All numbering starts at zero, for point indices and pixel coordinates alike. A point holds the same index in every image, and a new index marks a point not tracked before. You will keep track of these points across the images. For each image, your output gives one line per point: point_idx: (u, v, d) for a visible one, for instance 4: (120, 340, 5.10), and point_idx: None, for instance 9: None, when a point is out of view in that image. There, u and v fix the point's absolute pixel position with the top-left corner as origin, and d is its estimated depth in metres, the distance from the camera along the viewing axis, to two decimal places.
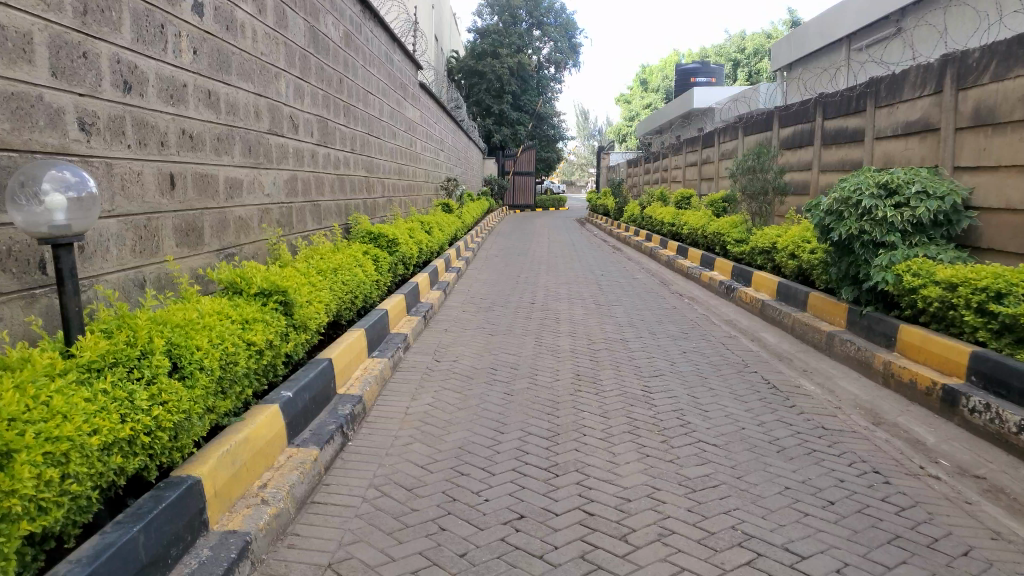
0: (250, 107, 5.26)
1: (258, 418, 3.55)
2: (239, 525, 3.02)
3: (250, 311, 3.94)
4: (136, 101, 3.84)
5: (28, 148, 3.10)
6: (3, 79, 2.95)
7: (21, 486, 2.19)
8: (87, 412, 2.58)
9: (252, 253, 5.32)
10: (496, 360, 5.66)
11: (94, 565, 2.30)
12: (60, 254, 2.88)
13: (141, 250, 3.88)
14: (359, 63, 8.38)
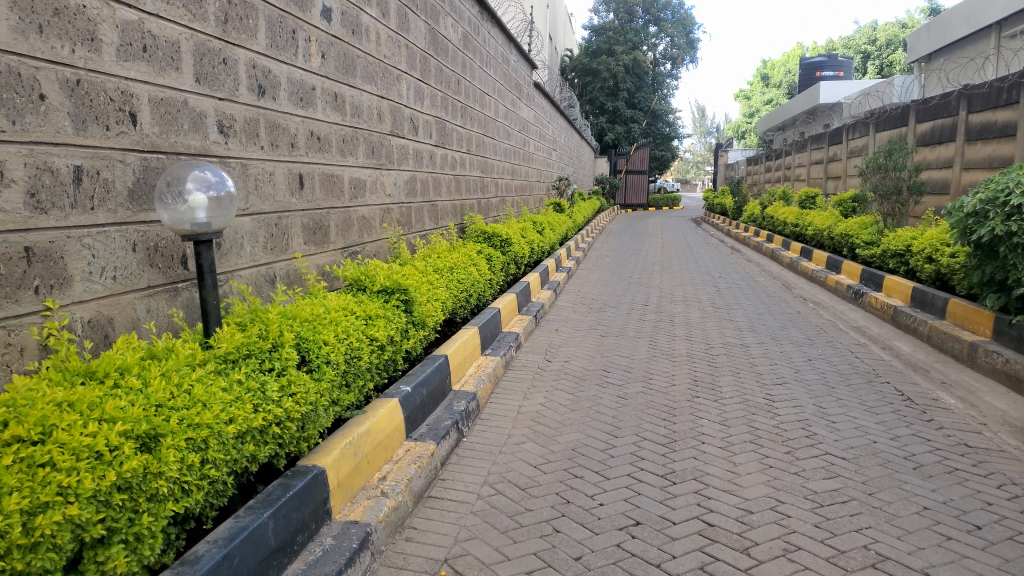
0: (374, 109, 5.41)
1: (379, 412, 3.64)
2: (360, 517, 3.10)
3: (372, 307, 4.05)
4: (269, 104, 4.02)
5: (174, 150, 3.30)
6: (153, 86, 3.16)
7: (167, 468, 2.33)
8: (224, 401, 2.71)
9: (374, 252, 5.47)
10: (610, 362, 5.59)
11: (230, 547, 2.41)
12: (201, 251, 3.05)
13: (272, 247, 4.07)
14: (476, 64, 8.49)
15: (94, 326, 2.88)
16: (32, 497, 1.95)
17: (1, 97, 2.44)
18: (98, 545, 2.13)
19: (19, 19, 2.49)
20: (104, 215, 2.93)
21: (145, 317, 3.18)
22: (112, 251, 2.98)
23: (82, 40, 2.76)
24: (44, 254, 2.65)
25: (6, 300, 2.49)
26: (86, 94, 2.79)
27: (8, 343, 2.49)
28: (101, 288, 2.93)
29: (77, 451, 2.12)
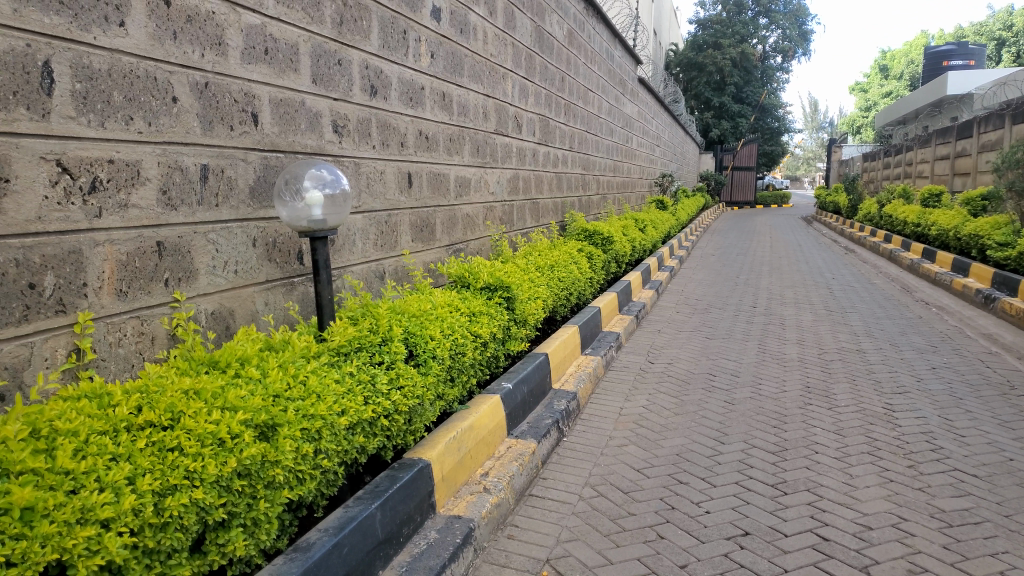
0: (480, 108, 5.46)
1: (482, 407, 3.66)
2: (464, 511, 3.12)
3: (476, 304, 4.07)
4: (381, 104, 4.11)
5: (292, 149, 3.42)
6: (274, 87, 3.29)
7: (284, 457, 2.41)
8: (337, 393, 2.78)
9: (477, 249, 5.51)
10: (716, 365, 5.42)
11: (339, 536, 2.48)
12: (317, 247, 3.15)
13: (382, 244, 4.15)
14: (580, 60, 8.44)
15: (217, 317, 3.03)
16: (162, 479, 2.06)
17: (139, 101, 2.61)
18: (220, 527, 2.23)
19: (156, 26, 2.65)
20: (228, 211, 3.06)
21: (263, 310, 3.32)
22: (234, 246, 3.12)
23: (211, 45, 2.90)
24: (174, 248, 2.80)
25: (139, 291, 2.66)
26: (213, 95, 2.94)
27: (141, 332, 2.66)
28: (224, 281, 3.07)
29: (202, 438, 2.23)
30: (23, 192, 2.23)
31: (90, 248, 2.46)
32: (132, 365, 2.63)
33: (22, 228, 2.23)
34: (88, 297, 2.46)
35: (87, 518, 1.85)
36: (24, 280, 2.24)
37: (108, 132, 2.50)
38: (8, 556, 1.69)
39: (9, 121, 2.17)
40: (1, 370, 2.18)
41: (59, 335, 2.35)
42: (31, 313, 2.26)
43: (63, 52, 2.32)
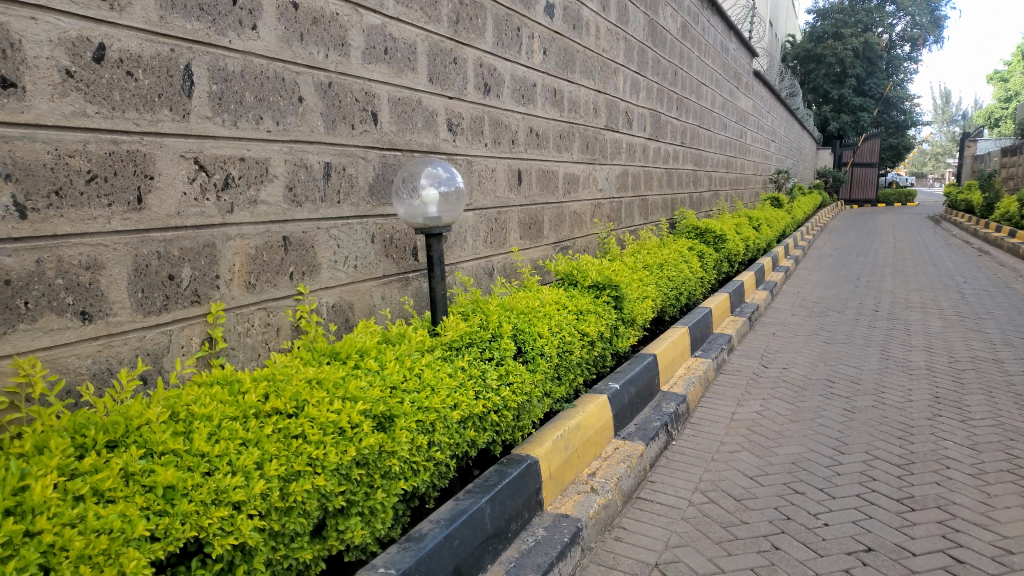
0: (590, 104, 5.41)
1: (589, 407, 3.63)
2: (571, 511, 3.10)
3: (583, 303, 4.04)
4: (493, 102, 4.14)
5: (408, 147, 3.50)
6: (393, 87, 3.36)
7: (400, 448, 2.47)
8: (450, 387, 2.83)
9: (584, 247, 5.47)
10: (835, 371, 5.17)
11: (450, 528, 2.52)
12: (432, 243, 3.21)
13: (492, 240, 4.19)
14: (693, 53, 8.24)
15: (337, 310, 3.14)
16: (287, 465, 2.15)
17: (268, 101, 2.73)
18: (340, 514, 2.32)
19: (285, 29, 2.76)
20: (348, 208, 3.16)
21: (380, 304, 3.41)
22: (354, 242, 3.21)
23: (334, 46, 3.00)
24: (298, 243, 2.91)
25: (267, 284, 2.79)
26: (336, 95, 3.03)
27: (267, 322, 2.79)
28: (344, 275, 3.17)
29: (325, 426, 2.32)
30: (165, 188, 2.39)
31: (223, 242, 2.60)
32: (259, 354, 2.77)
33: (163, 222, 2.39)
34: (220, 288, 2.60)
35: (221, 499, 1.96)
36: (164, 272, 2.41)
37: (241, 131, 2.63)
38: (152, 531, 1.83)
39: (153, 122, 2.33)
40: (143, 355, 2.36)
41: (194, 324, 2.51)
42: (169, 302, 2.42)
43: (202, 55, 2.47)
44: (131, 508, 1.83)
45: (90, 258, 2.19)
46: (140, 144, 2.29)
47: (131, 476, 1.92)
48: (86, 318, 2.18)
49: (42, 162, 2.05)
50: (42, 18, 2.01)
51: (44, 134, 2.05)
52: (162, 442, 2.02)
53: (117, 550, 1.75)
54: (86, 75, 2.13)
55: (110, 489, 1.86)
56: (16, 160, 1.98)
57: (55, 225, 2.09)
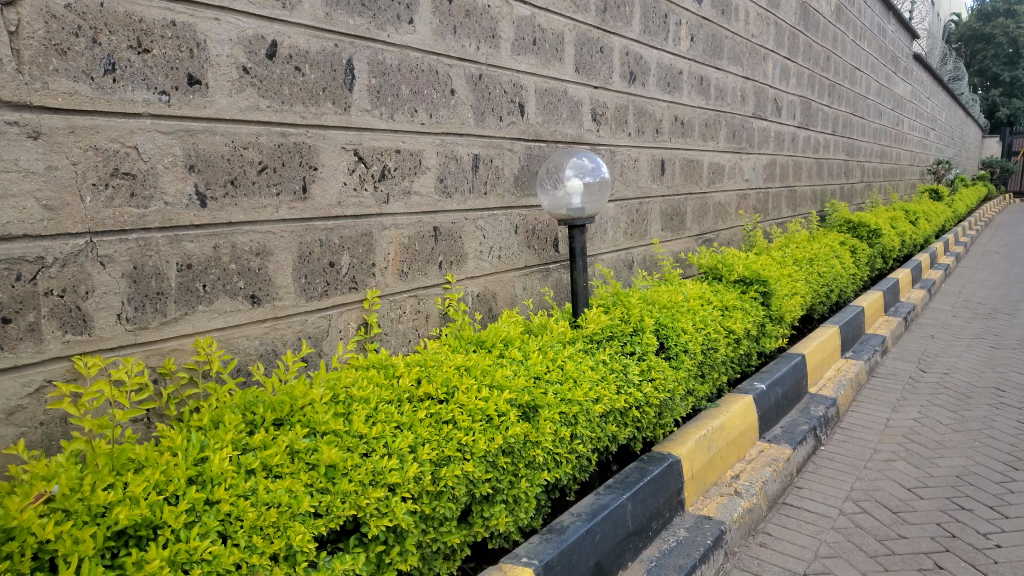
0: (738, 91, 5.22)
1: (733, 407, 3.51)
2: (714, 513, 3.00)
3: (729, 298, 3.89)
4: (639, 90, 4.08)
5: (553, 138, 3.53)
6: (540, 78, 3.41)
7: (544, 438, 2.47)
8: (593, 380, 2.79)
9: (728, 239, 5.29)
10: (1005, 380, 4.74)
11: (592, 522, 2.49)
12: (575, 234, 3.20)
13: (633, 232, 4.12)
14: (848, 37, 7.78)
15: (481, 299, 3.22)
16: (438, 450, 2.21)
17: (423, 93, 2.85)
18: (485, 501, 2.35)
19: (439, 22, 2.87)
20: (494, 199, 3.24)
21: (522, 294, 3.46)
22: (498, 232, 3.29)
23: (485, 38, 3.08)
24: (447, 234, 3.03)
25: (417, 273, 2.92)
26: (486, 87, 3.12)
27: (417, 310, 2.93)
28: (489, 265, 3.25)
29: (473, 413, 2.37)
30: (327, 179, 2.54)
31: (379, 231, 2.74)
32: (410, 339, 2.91)
33: (326, 212, 2.54)
34: (376, 276, 2.75)
35: (377, 480, 2.03)
36: (325, 259, 2.56)
37: (397, 124, 2.76)
38: (316, 507, 1.91)
39: (318, 115, 2.48)
40: (306, 338, 2.52)
41: (352, 309, 2.67)
42: (329, 288, 2.58)
43: (363, 50, 2.60)
44: (297, 484, 1.93)
45: (260, 245, 2.35)
46: (306, 136, 2.45)
47: (297, 454, 2.04)
48: (256, 301, 2.35)
49: (221, 153, 2.23)
50: (224, 19, 2.20)
51: (223, 127, 2.23)
52: (324, 422, 2.13)
53: (285, 523, 1.84)
54: (260, 70, 2.30)
55: (278, 465, 1.98)
56: (199, 152, 2.17)
57: (230, 213, 2.26)
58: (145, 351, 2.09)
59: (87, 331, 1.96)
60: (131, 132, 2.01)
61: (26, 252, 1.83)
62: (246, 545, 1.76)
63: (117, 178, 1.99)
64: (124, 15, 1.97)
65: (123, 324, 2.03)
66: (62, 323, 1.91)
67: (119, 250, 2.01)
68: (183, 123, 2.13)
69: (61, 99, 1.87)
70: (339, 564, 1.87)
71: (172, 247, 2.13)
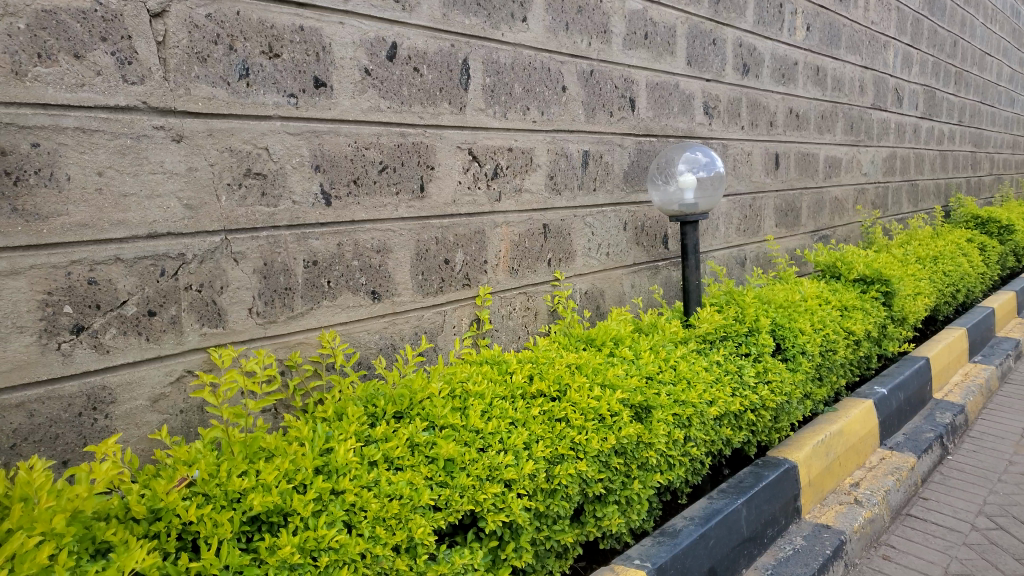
0: (857, 80, 5.00)
1: (853, 412, 3.36)
2: (832, 521, 2.88)
3: (849, 298, 3.72)
4: (752, 82, 3.99)
5: (664, 132, 3.50)
6: (651, 72, 3.39)
7: (657, 440, 2.44)
8: (707, 381, 2.73)
9: (846, 236, 5.06)
10: None
11: (706, 527, 2.44)
12: (687, 231, 3.15)
13: (746, 228, 4.01)
14: (978, 20, 7.31)
15: (589, 296, 3.20)
16: (552, 448, 2.21)
17: (536, 91, 2.88)
18: (597, 501, 2.33)
19: (552, 19, 2.90)
20: (603, 195, 3.22)
21: (631, 292, 3.43)
22: (608, 229, 3.26)
23: (597, 33, 3.10)
24: (557, 231, 3.02)
25: (527, 270, 2.93)
26: (597, 83, 3.13)
27: (527, 306, 2.94)
28: (597, 262, 3.23)
29: (586, 412, 2.35)
30: (443, 178, 2.59)
31: (491, 229, 2.77)
32: (519, 336, 2.93)
33: (441, 210, 2.59)
34: (488, 273, 2.77)
35: (494, 476, 2.05)
36: (441, 256, 2.60)
37: (510, 122, 2.80)
38: (435, 500, 1.94)
39: (435, 115, 2.54)
40: (422, 333, 2.58)
41: (465, 305, 2.71)
42: (444, 285, 2.63)
43: (478, 49, 2.65)
44: (418, 476, 1.97)
45: (380, 243, 2.42)
46: (423, 136, 2.51)
47: (416, 447, 2.08)
48: (376, 297, 2.42)
49: (344, 154, 2.30)
50: (348, 22, 2.27)
51: (347, 128, 2.30)
52: (443, 416, 2.18)
53: (407, 515, 1.87)
54: (381, 72, 2.37)
55: (399, 457, 2.03)
56: (324, 152, 2.24)
57: (354, 212, 2.33)
58: (274, 344, 2.18)
59: (222, 324, 2.06)
60: (262, 134, 2.10)
61: (169, 249, 1.94)
62: (370, 535, 1.80)
63: (250, 179, 2.08)
64: (258, 22, 2.06)
65: (254, 318, 2.13)
66: (200, 316, 2.01)
67: (251, 247, 2.10)
68: (310, 124, 2.21)
69: (201, 104, 1.97)
70: (458, 558, 1.90)
71: (299, 244, 2.21)
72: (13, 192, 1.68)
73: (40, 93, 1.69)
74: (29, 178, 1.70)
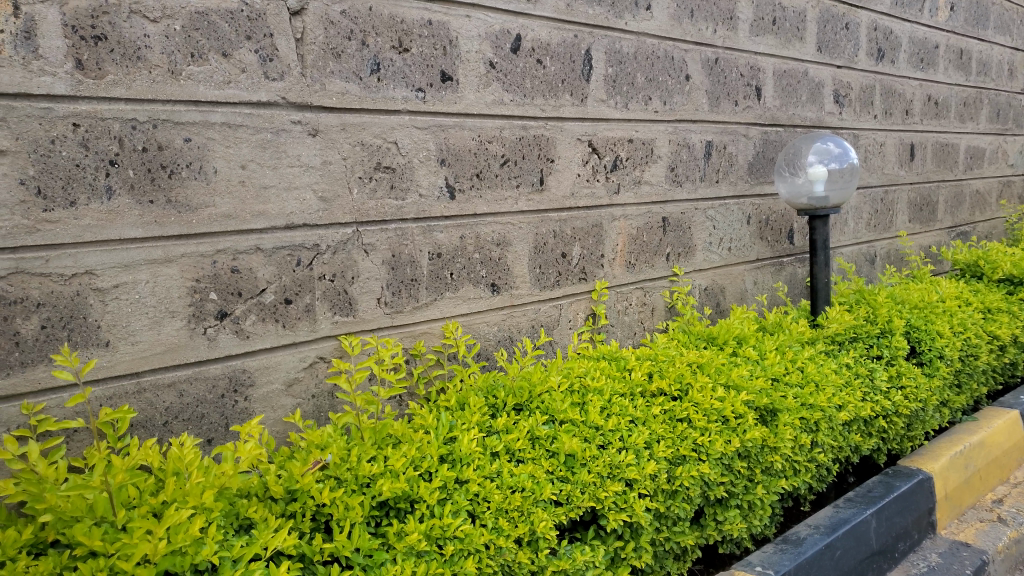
0: (1005, 64, 4.64)
1: (995, 423, 3.13)
2: (972, 539, 2.69)
3: (992, 300, 3.47)
4: (887, 68, 3.79)
5: (791, 122, 3.36)
6: (779, 59, 3.26)
7: (783, 445, 2.35)
8: (836, 385, 2.60)
9: (987, 232, 4.71)
10: None
11: (833, 537, 2.32)
12: (816, 226, 3.03)
13: (876, 224, 3.80)
14: None
15: (709, 293, 3.11)
16: (674, 448, 2.16)
17: (659, 81, 2.82)
18: (718, 504, 2.27)
19: (676, 7, 2.83)
20: (726, 187, 3.12)
21: (753, 289, 3.31)
22: (730, 223, 3.16)
23: (723, 20, 3.00)
24: (677, 224, 2.95)
25: (646, 264, 2.87)
26: (722, 71, 3.03)
27: (644, 302, 2.89)
28: (719, 258, 3.14)
29: (709, 412, 2.29)
30: (562, 171, 2.57)
31: (609, 222, 2.73)
32: (635, 332, 2.88)
33: (560, 203, 2.57)
34: (605, 267, 2.74)
35: (615, 474, 2.03)
36: (558, 250, 2.59)
37: (632, 112, 2.75)
38: (557, 495, 1.94)
39: (556, 107, 2.52)
40: (540, 326, 2.58)
41: (581, 300, 2.69)
42: (562, 278, 2.61)
43: (601, 39, 2.62)
44: (539, 471, 1.97)
45: (500, 236, 2.42)
46: (544, 128, 2.50)
47: (537, 440, 2.08)
48: (495, 289, 2.43)
49: (468, 148, 2.32)
50: (474, 16, 2.28)
51: (471, 122, 2.31)
52: (562, 410, 2.17)
53: (529, 508, 1.88)
54: (505, 65, 2.37)
55: (520, 450, 2.03)
56: (449, 147, 2.27)
57: (476, 205, 2.35)
58: (400, 333, 2.23)
59: (352, 313, 2.12)
60: (391, 128, 2.14)
61: (305, 240, 2.01)
62: (493, 526, 1.81)
63: (380, 172, 2.13)
64: (389, 17, 2.10)
65: (381, 308, 2.18)
66: (332, 305, 2.08)
67: (380, 239, 2.15)
68: (436, 119, 2.24)
69: (336, 99, 2.02)
70: (580, 554, 1.89)
71: (424, 237, 2.24)
72: (167, 185, 1.77)
73: (192, 91, 1.78)
74: (182, 171, 1.79)
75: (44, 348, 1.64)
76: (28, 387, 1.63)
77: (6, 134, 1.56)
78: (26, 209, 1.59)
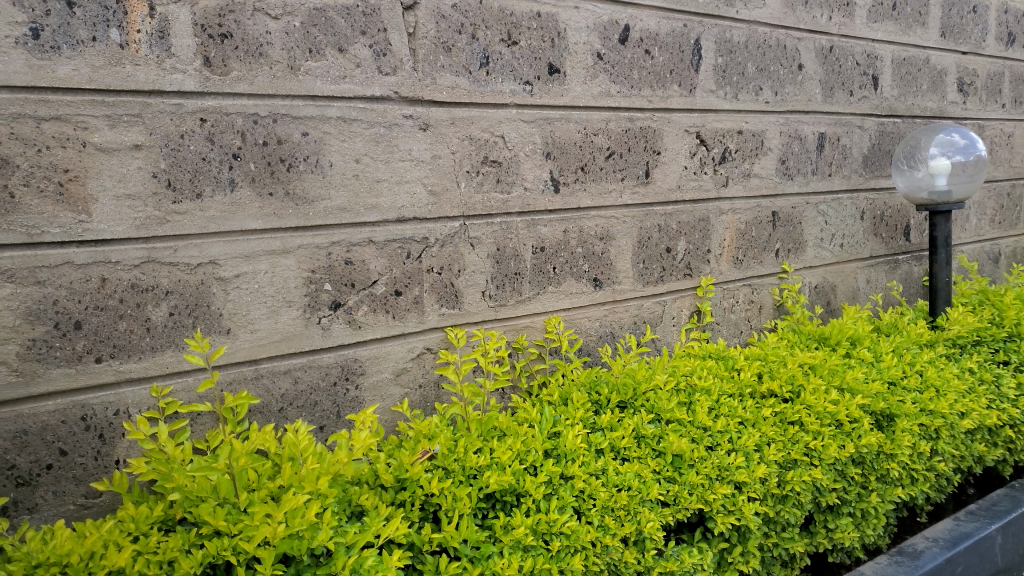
0: None
1: None
2: None
3: None
4: (1017, 54, 3.57)
5: (910, 112, 3.19)
6: (898, 46, 3.09)
7: (901, 452, 2.23)
8: (959, 391, 2.45)
9: None
10: None
11: (954, 552, 2.19)
12: (937, 222, 2.86)
13: (1001, 220, 3.57)
14: None
15: (819, 291, 2.99)
16: (785, 452, 2.08)
17: (770, 70, 2.71)
18: (830, 511, 2.17)
19: None
20: (839, 180, 2.99)
21: (866, 288, 3.16)
22: (843, 218, 3.03)
23: (839, 6, 2.86)
24: (787, 219, 2.84)
25: (753, 261, 2.78)
26: (837, 59, 2.90)
27: (751, 300, 2.80)
28: (830, 255, 3.01)
29: (822, 416, 2.20)
30: (669, 163, 2.51)
31: (716, 216, 2.65)
32: (741, 331, 2.80)
33: (666, 196, 2.52)
34: (710, 263, 2.66)
35: (724, 476, 1.97)
36: (663, 245, 2.54)
37: (741, 103, 2.66)
38: (664, 496, 1.90)
39: (664, 98, 2.47)
40: (643, 323, 2.53)
41: (685, 296, 2.63)
42: (665, 274, 2.56)
43: (711, 28, 2.54)
44: (646, 470, 1.93)
45: (604, 230, 2.39)
46: (652, 120, 2.45)
47: (643, 439, 2.04)
48: (598, 284, 2.41)
49: (574, 141, 2.29)
50: (583, 7, 2.25)
51: (577, 115, 2.29)
52: (668, 410, 2.12)
53: (635, 508, 1.84)
54: (613, 56, 2.33)
55: (625, 448, 2.00)
56: (555, 140, 2.25)
57: (580, 199, 2.33)
58: (504, 327, 2.23)
59: (458, 306, 2.14)
60: (499, 122, 2.14)
61: (414, 233, 2.03)
62: (599, 524, 1.79)
63: (487, 166, 2.13)
64: (498, 10, 2.10)
65: (486, 301, 2.19)
66: (439, 297, 2.10)
67: (486, 232, 2.15)
68: (543, 112, 2.22)
69: (446, 93, 2.04)
70: (687, 556, 1.84)
71: (529, 231, 2.24)
72: (286, 178, 1.82)
73: (310, 86, 1.83)
74: (299, 165, 1.84)
75: (172, 334, 1.72)
76: (158, 371, 1.71)
77: (141, 129, 1.63)
78: (158, 201, 1.66)
